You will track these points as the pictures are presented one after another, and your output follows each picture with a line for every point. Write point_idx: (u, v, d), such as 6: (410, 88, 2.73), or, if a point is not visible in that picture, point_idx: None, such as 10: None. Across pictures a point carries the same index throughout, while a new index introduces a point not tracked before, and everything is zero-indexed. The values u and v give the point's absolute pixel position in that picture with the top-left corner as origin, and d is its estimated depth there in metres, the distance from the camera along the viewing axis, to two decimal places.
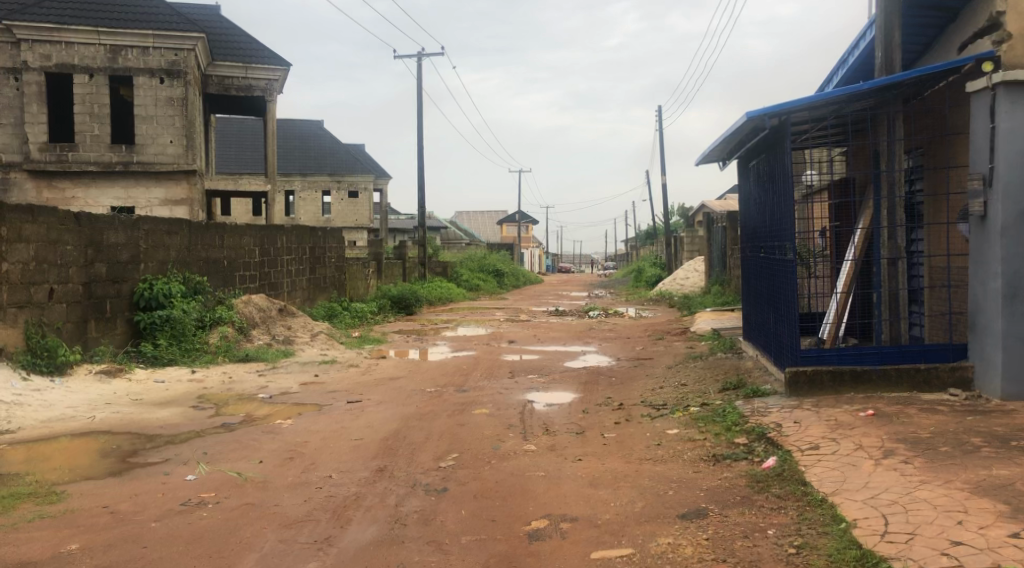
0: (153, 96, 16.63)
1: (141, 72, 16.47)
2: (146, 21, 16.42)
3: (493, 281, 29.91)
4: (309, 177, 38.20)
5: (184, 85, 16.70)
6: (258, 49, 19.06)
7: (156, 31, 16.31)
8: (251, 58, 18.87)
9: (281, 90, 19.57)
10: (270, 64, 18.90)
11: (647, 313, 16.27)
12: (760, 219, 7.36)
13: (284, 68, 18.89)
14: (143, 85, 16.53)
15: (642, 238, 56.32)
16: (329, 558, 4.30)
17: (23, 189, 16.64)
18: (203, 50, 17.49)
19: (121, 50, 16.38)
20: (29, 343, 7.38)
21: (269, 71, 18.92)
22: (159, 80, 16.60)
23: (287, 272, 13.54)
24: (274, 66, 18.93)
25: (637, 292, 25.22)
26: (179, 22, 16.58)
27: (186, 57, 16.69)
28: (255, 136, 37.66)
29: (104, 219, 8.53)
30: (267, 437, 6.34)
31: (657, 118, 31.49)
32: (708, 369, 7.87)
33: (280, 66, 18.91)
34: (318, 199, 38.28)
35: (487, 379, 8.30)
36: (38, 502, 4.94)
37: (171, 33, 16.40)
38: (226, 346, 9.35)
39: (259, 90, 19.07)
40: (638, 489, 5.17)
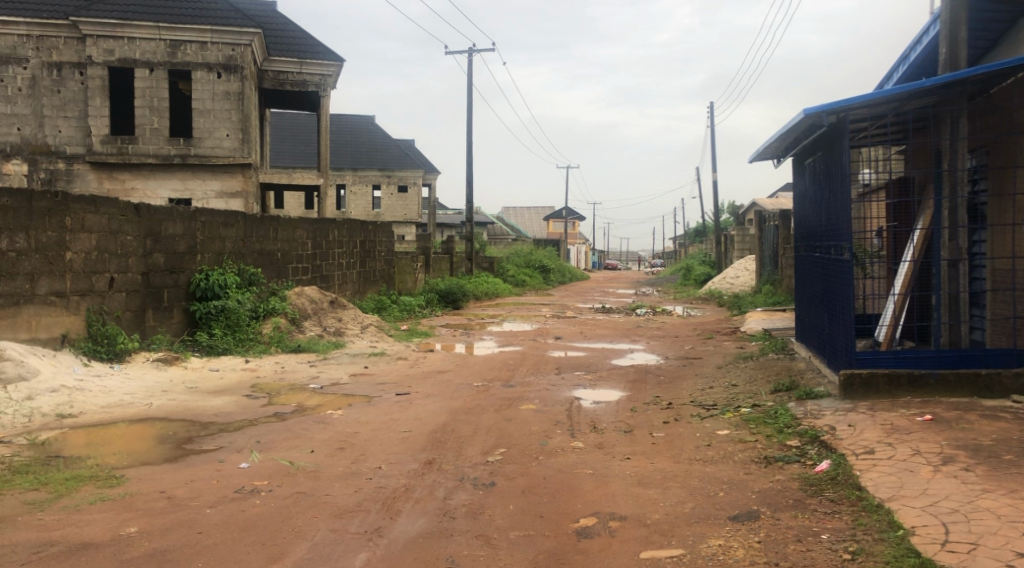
0: (210, 90, 16.93)
1: (199, 66, 16.76)
2: (206, 16, 16.74)
3: (540, 277, 29.92)
4: (360, 172, 38.67)
5: (240, 80, 16.95)
6: (312, 44, 19.28)
7: (214, 27, 16.61)
8: (305, 53, 19.11)
9: (334, 86, 19.72)
10: (324, 60, 19.08)
11: (695, 313, 15.69)
12: (816, 218, 7.20)
13: (338, 63, 19.03)
14: (201, 79, 16.84)
15: (692, 236, 55.88)
16: (379, 548, 4.35)
17: (85, 180, 17.03)
18: (259, 46, 17.77)
19: (180, 45, 16.66)
20: (90, 330, 7.62)
21: (322, 66, 19.09)
22: (217, 75, 16.89)
23: (338, 264, 13.71)
24: (328, 62, 19.10)
25: (684, 291, 24.15)
26: (236, 18, 16.87)
27: (242, 52, 16.95)
28: (309, 131, 38.26)
29: (164, 210, 8.69)
30: (318, 427, 6.41)
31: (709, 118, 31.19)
32: (760, 369, 7.74)
33: (334, 61, 19.08)
34: (368, 193, 38.72)
35: (534, 374, 8.31)
36: (99, 484, 5.07)
37: (228, 28, 16.70)
38: (279, 337, 9.45)
39: (313, 85, 19.28)
40: (688, 490, 5.13)
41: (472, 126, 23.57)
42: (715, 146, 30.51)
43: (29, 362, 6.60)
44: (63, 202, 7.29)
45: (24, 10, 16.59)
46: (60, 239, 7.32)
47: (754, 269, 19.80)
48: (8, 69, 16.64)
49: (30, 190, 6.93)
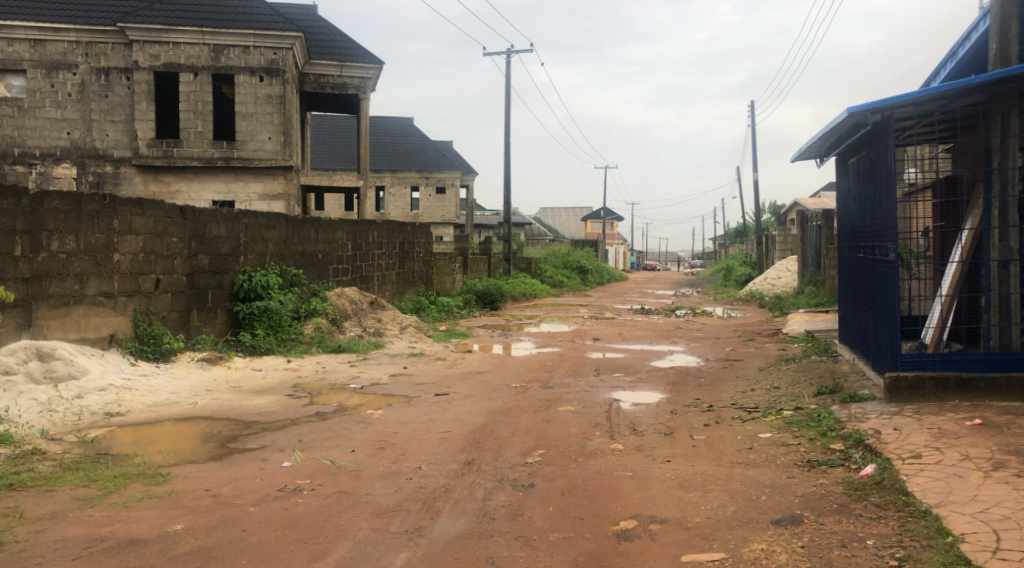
0: (253, 93, 17.20)
1: (242, 70, 17.05)
2: (248, 20, 17.01)
3: (577, 278, 29.86)
4: (399, 173, 38.97)
5: (282, 83, 17.19)
6: (352, 47, 19.46)
7: (256, 31, 16.87)
8: (345, 56, 19.29)
9: (374, 88, 19.86)
10: (364, 63, 19.22)
11: (737, 313, 15.93)
12: (860, 218, 7.09)
13: (378, 66, 19.15)
14: (244, 83, 17.12)
15: (732, 236, 55.34)
16: (420, 548, 4.37)
17: (131, 183, 17.41)
18: (301, 49, 18.00)
19: (224, 49, 16.95)
20: (137, 331, 7.83)
21: (362, 69, 19.24)
22: (259, 79, 17.15)
23: (377, 265, 13.83)
24: (368, 65, 19.24)
25: (727, 292, 24.49)
26: (278, 21, 17.08)
27: (284, 56, 17.18)
28: (349, 133, 38.66)
29: (208, 212, 8.83)
30: (359, 427, 6.47)
31: (749, 117, 30.84)
32: (802, 372, 7.64)
33: (374, 64, 19.20)
34: (407, 194, 39.01)
35: (572, 376, 8.28)
36: (146, 482, 5.17)
37: (271, 32, 16.91)
38: (321, 337, 9.55)
39: (354, 88, 19.44)
40: (730, 493, 5.07)
41: (510, 127, 23.59)
42: (756, 145, 30.14)
43: (78, 362, 6.79)
44: (112, 205, 7.46)
45: (73, 17, 16.95)
46: (108, 241, 7.50)
47: (796, 270, 19.55)
48: (57, 75, 17.00)
49: (79, 193, 7.10)
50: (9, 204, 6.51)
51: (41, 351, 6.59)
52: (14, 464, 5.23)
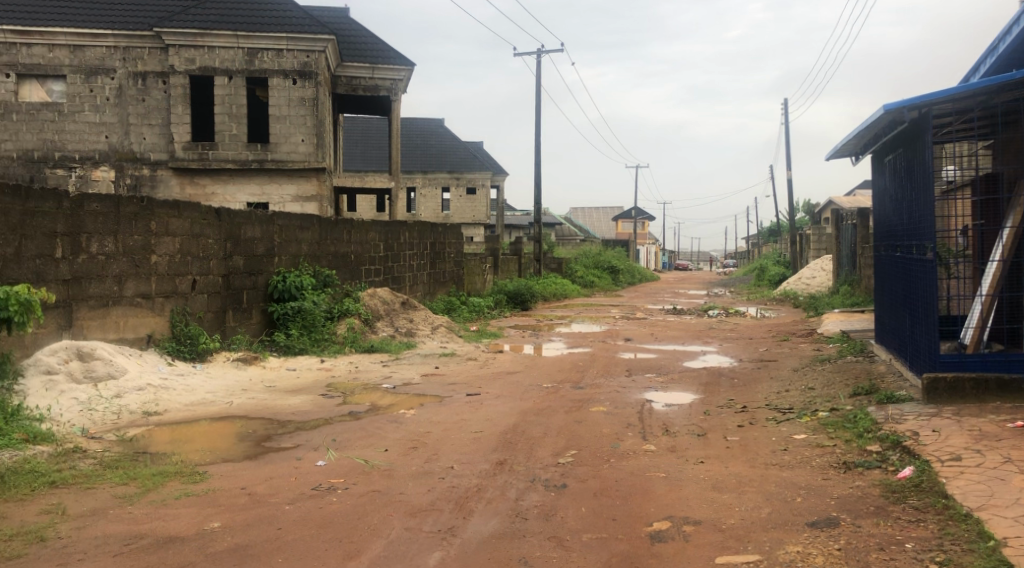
0: (286, 96, 17.37)
1: (276, 73, 17.23)
2: (282, 23, 17.18)
3: (608, 278, 29.77)
4: (430, 174, 39.17)
5: (315, 85, 17.36)
6: (384, 49, 19.59)
7: (290, 34, 17.05)
8: (377, 58, 19.41)
9: (405, 90, 19.98)
10: (395, 64, 19.34)
11: (771, 313, 15.75)
12: (897, 217, 6.99)
13: (409, 67, 19.26)
14: (277, 85, 17.30)
15: (765, 235, 54.80)
16: (453, 547, 4.38)
17: (168, 185, 17.71)
18: (333, 52, 18.16)
19: (257, 53, 17.15)
20: (174, 331, 7.97)
21: (393, 70, 19.36)
22: (292, 81, 17.33)
23: (409, 266, 13.91)
24: (399, 66, 19.35)
25: (759, 292, 24.12)
26: (311, 24, 17.24)
27: (317, 59, 17.34)
28: (381, 135, 38.96)
29: (242, 214, 8.93)
30: (392, 427, 6.50)
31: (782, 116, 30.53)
32: (838, 372, 7.54)
33: (405, 66, 19.31)
34: (438, 195, 39.18)
35: (604, 376, 8.25)
36: (184, 480, 5.25)
37: (304, 35, 17.08)
38: (353, 337, 9.64)
39: (385, 90, 19.57)
40: (765, 495, 5.03)
41: (540, 127, 23.58)
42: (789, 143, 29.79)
43: (117, 362, 6.92)
44: (149, 208, 7.59)
45: (111, 22, 17.22)
46: (145, 243, 7.64)
47: (831, 270, 19.31)
48: (96, 79, 17.29)
49: (118, 195, 7.23)
50: (51, 206, 6.64)
51: (80, 351, 6.73)
52: (57, 462, 5.34)
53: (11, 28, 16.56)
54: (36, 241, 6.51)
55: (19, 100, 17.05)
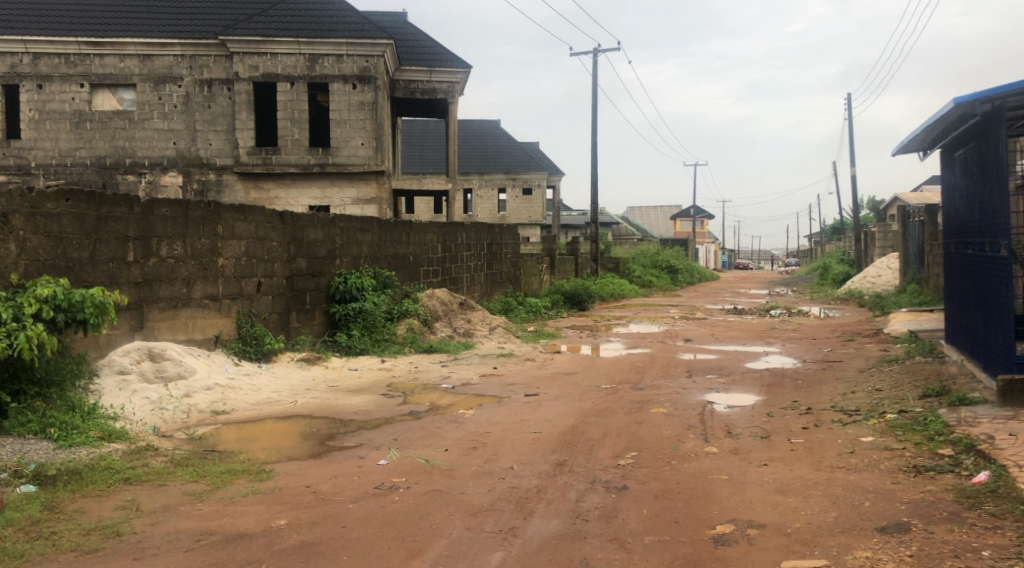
0: (346, 101, 17.68)
1: (336, 78, 17.54)
2: (342, 30, 17.48)
3: (667, 278, 29.50)
4: (486, 175, 39.39)
5: (374, 90, 17.64)
6: (441, 53, 19.77)
7: (350, 40, 17.34)
8: (435, 61, 19.60)
9: (461, 92, 20.13)
10: (452, 67, 19.50)
11: (834, 313, 15.30)
12: (969, 213, 6.76)
13: (466, 69, 19.40)
14: (338, 90, 17.61)
15: (830, 232, 53.58)
16: (514, 548, 4.40)
17: (233, 190, 18.14)
18: (392, 56, 18.42)
19: (318, 59, 17.48)
20: (241, 332, 8.19)
21: (451, 73, 19.52)
22: (352, 86, 17.62)
23: (466, 267, 14.02)
24: (456, 69, 19.50)
25: (822, 291, 23.52)
26: (371, 30, 17.54)
27: (375, 63, 17.60)
28: (438, 137, 39.33)
29: (306, 217, 9.13)
30: (452, 427, 6.56)
31: (845, 111, 29.83)
32: (906, 374, 7.33)
33: (462, 68, 19.45)
34: (495, 196, 39.34)
35: (663, 377, 8.18)
36: (251, 478, 5.39)
37: (363, 40, 17.37)
38: (413, 338, 9.77)
39: (442, 93, 19.75)
40: (831, 498, 4.92)
41: (596, 127, 23.50)
42: (850, 139, 29.13)
43: (187, 362, 7.13)
44: (216, 212, 7.82)
45: (178, 32, 17.76)
46: (213, 246, 7.87)
47: (898, 268, 18.81)
48: (164, 87, 17.84)
49: (186, 201, 7.46)
50: (123, 211, 6.89)
51: (152, 351, 6.95)
52: (132, 459, 5.52)
53: (85, 39, 17.21)
54: (109, 245, 6.77)
55: (93, 108, 17.69)
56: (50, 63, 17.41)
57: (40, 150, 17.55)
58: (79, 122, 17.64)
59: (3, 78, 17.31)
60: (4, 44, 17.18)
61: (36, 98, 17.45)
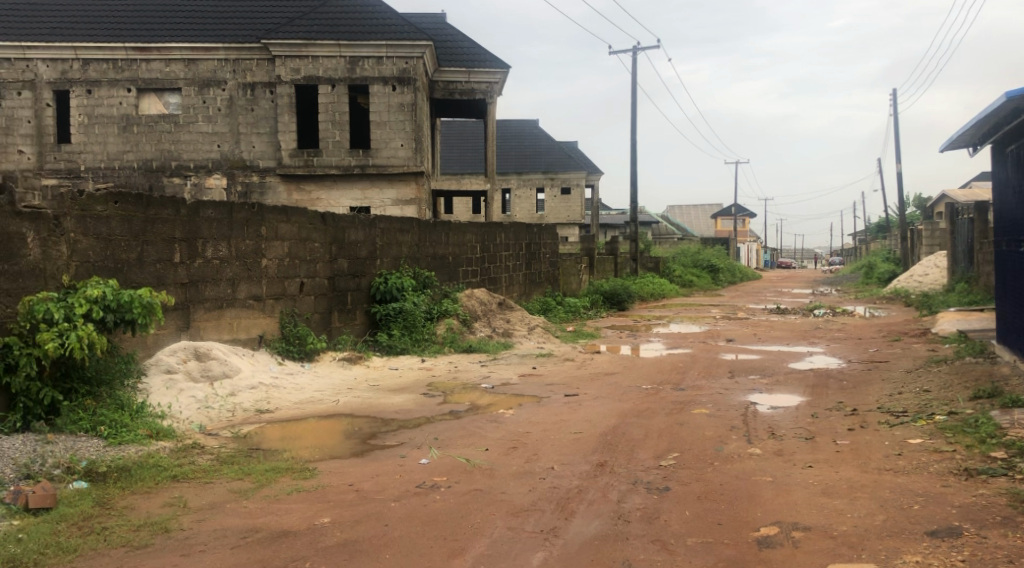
0: (386, 102, 17.86)
1: (376, 80, 17.73)
2: (382, 32, 17.64)
3: (708, 278, 29.23)
4: (525, 175, 39.41)
5: (413, 91, 17.78)
6: (480, 53, 19.84)
7: (390, 42, 17.50)
8: (474, 62, 19.67)
9: (500, 92, 20.17)
10: (492, 67, 19.55)
11: (879, 313, 14.85)
12: (1022, 210, 6.58)
13: (505, 69, 19.43)
14: (378, 92, 17.80)
15: (875, 230, 52.51)
16: (555, 548, 4.39)
17: (276, 192, 18.40)
18: (431, 57, 18.53)
19: (359, 61, 17.66)
20: (284, 331, 8.32)
21: (489, 73, 19.57)
22: (392, 88, 17.79)
23: (505, 267, 14.05)
24: (495, 69, 19.55)
25: (867, 290, 23.08)
26: (411, 31, 17.71)
27: (415, 65, 17.76)
28: (476, 137, 39.50)
29: (347, 218, 9.23)
30: (492, 426, 6.57)
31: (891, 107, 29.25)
32: (955, 374, 7.17)
33: (501, 68, 19.49)
34: (533, 196, 39.37)
35: (705, 378, 8.10)
36: (295, 476, 5.46)
37: (403, 42, 17.52)
38: (452, 338, 9.83)
39: (481, 93, 19.80)
40: (879, 501, 4.83)
41: (634, 125, 23.38)
42: (895, 135, 28.54)
43: (231, 362, 7.25)
44: (260, 214, 7.96)
45: (222, 36, 18.05)
46: (257, 247, 8.00)
47: (945, 267, 18.40)
48: (209, 91, 18.14)
49: (231, 203, 7.59)
50: (169, 213, 7.03)
51: (197, 351, 7.08)
52: (179, 457, 5.63)
53: (132, 45, 17.59)
54: (156, 246, 6.92)
55: (140, 112, 18.08)
56: (98, 68, 17.83)
57: (89, 154, 17.99)
58: (127, 126, 18.05)
59: (54, 83, 17.77)
60: (55, 50, 17.60)
61: (85, 103, 17.88)
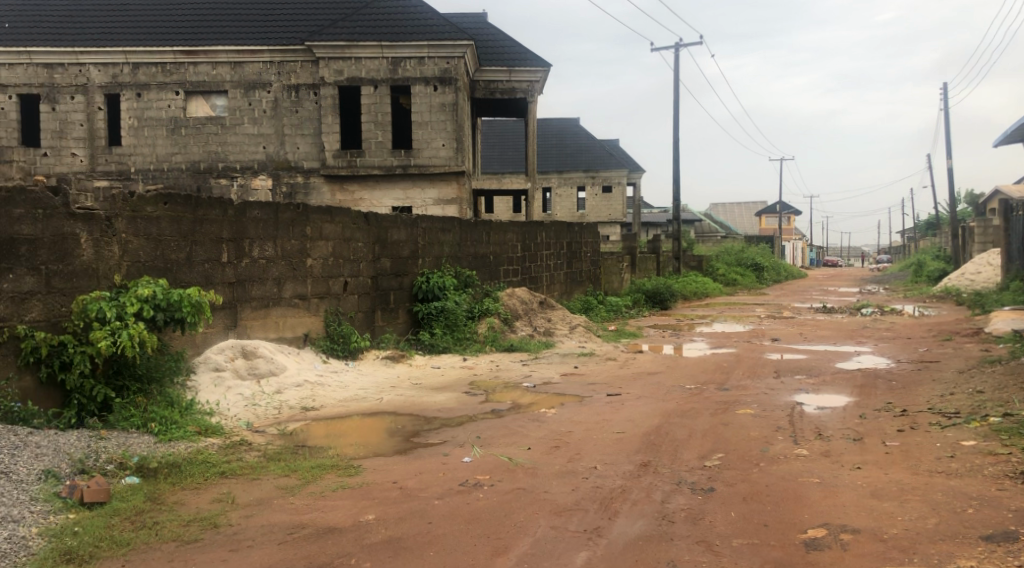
0: (427, 103, 18.03)
1: (418, 81, 17.92)
2: (424, 33, 17.79)
3: (752, 276, 28.90)
4: (566, 174, 39.36)
5: (454, 91, 17.96)
6: (521, 52, 19.88)
7: (432, 43, 17.64)
8: (515, 61, 19.70)
9: (541, 91, 20.17)
10: (533, 66, 19.56)
11: (930, 313, 14.44)
12: None
13: (546, 68, 19.43)
14: (419, 93, 17.98)
15: (923, 227, 51.33)
16: (599, 548, 4.38)
17: (320, 192, 18.63)
18: (472, 56, 18.63)
19: (401, 62, 17.84)
20: (328, 330, 8.44)
21: (530, 72, 19.59)
22: (433, 88, 17.97)
23: (546, 266, 14.05)
24: (536, 68, 19.56)
25: (917, 288, 22.59)
26: (452, 32, 17.88)
27: (456, 65, 17.92)
28: (517, 136, 39.59)
29: (390, 218, 9.32)
30: (534, 425, 6.58)
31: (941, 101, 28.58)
32: (1010, 375, 6.98)
33: (542, 67, 19.49)
34: (574, 195, 39.34)
35: (750, 378, 8.01)
36: (340, 473, 5.52)
37: (444, 43, 17.66)
38: (494, 337, 9.87)
39: (522, 92, 19.83)
40: (930, 504, 4.73)
41: (676, 122, 23.20)
42: (946, 130, 27.89)
43: (277, 360, 7.37)
44: (305, 214, 8.08)
45: (267, 39, 18.33)
46: (302, 247, 8.12)
47: (999, 264, 17.93)
48: (254, 93, 18.42)
49: (276, 204, 7.71)
50: (217, 214, 7.15)
51: (245, 349, 7.20)
52: (227, 453, 5.73)
53: (180, 48, 17.95)
54: (205, 246, 7.05)
55: (188, 115, 18.42)
56: (148, 72, 18.21)
57: (139, 156, 18.39)
58: (175, 129, 18.41)
59: (105, 87, 18.19)
60: (106, 55, 18.03)
61: (135, 106, 18.28)
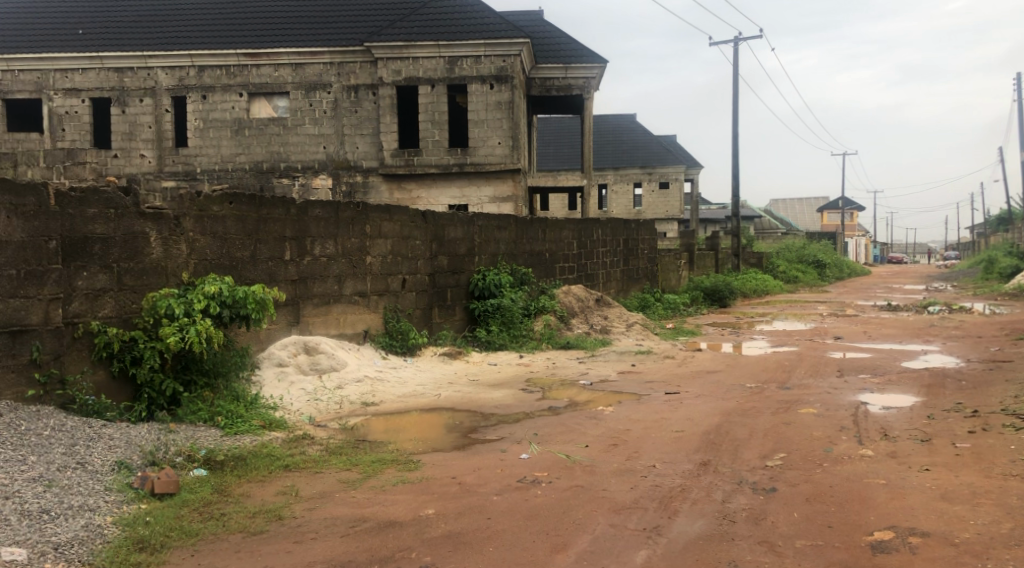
0: (483, 101, 18.14)
1: (474, 79, 18.04)
2: (480, 32, 17.94)
3: (814, 273, 28.30)
4: (622, 170, 39.15)
5: (511, 89, 18.04)
6: (577, 49, 19.86)
7: (488, 41, 17.79)
8: (571, 58, 19.68)
9: (597, 88, 20.09)
10: (590, 63, 19.52)
11: (1002, 311, 13.95)
12: None
13: (603, 64, 19.32)
14: (476, 91, 18.09)
15: (992, 222, 49.49)
16: (659, 546, 4.36)
17: (378, 191, 18.87)
18: (529, 55, 18.69)
19: (457, 61, 18.00)
20: (387, 327, 8.57)
21: (587, 69, 19.55)
22: (489, 86, 18.08)
23: (603, 263, 14.02)
24: (593, 64, 19.51)
25: (988, 286, 21.83)
26: (508, 30, 17.98)
27: (512, 63, 17.99)
28: (573, 132, 39.59)
29: (447, 216, 9.42)
30: (592, 423, 6.57)
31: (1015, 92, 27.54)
32: None
33: (599, 63, 19.42)
34: (630, 191, 39.13)
35: (812, 377, 7.86)
36: (400, 468, 5.60)
37: (500, 41, 17.78)
38: (550, 334, 9.89)
39: (577, 89, 19.81)
40: (1004, 509, 4.58)
41: (734, 117, 22.87)
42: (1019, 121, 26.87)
43: (338, 355, 7.52)
44: (365, 213, 8.22)
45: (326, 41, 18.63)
46: (361, 245, 8.26)
47: None
48: (314, 94, 18.75)
49: (337, 203, 7.87)
50: (280, 213, 7.32)
51: (307, 345, 7.36)
52: (291, 447, 5.87)
53: (243, 51, 18.39)
54: (269, 244, 7.22)
55: (251, 116, 18.86)
56: (212, 75, 18.70)
57: (204, 157, 18.89)
58: (238, 130, 18.87)
59: (172, 90, 18.74)
60: (173, 59, 18.56)
61: (200, 108, 18.76)
